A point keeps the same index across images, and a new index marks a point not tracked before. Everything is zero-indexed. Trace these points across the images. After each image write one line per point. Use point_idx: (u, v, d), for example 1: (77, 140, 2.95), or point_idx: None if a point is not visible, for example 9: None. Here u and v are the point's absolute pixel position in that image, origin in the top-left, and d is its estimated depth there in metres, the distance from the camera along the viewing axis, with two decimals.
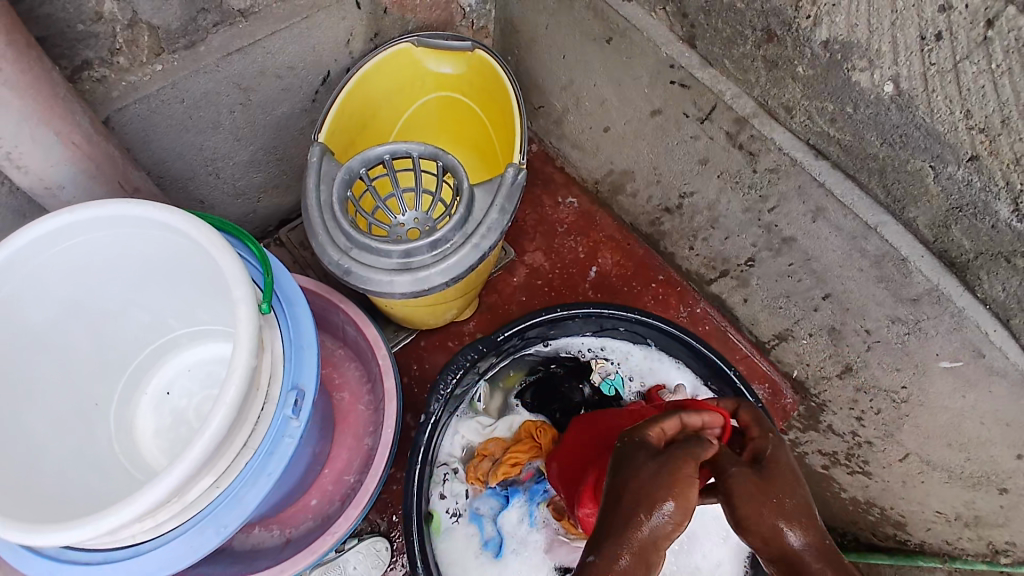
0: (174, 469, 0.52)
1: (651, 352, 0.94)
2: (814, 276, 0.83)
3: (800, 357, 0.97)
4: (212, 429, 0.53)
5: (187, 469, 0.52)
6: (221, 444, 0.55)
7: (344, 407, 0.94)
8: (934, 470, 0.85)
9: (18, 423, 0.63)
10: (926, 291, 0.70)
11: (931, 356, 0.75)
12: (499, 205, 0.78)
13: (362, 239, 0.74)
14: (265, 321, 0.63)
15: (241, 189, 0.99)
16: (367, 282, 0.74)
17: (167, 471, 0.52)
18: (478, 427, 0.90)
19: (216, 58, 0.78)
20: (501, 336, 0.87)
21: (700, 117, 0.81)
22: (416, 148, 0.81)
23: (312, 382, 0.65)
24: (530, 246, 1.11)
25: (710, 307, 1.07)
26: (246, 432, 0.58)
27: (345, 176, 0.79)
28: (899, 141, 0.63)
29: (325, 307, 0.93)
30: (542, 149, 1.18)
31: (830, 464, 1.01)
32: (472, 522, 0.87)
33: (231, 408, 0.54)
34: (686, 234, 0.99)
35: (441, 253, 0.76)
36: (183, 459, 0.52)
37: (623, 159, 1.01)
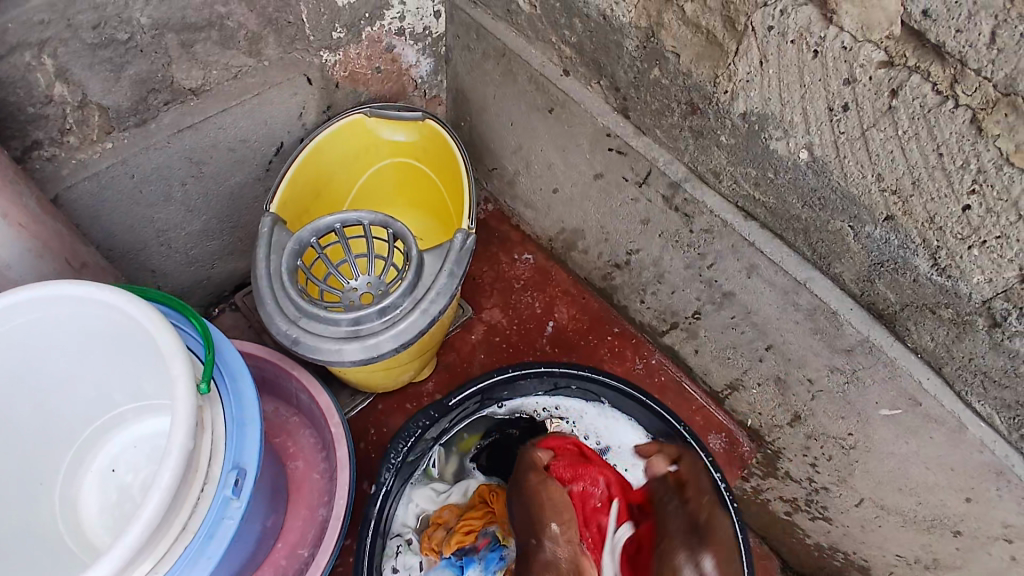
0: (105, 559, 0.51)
1: (605, 410, 0.94)
2: (756, 329, 0.86)
3: (752, 406, 0.99)
4: (145, 514, 0.52)
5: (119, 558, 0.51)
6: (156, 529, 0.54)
7: (298, 476, 0.93)
8: (889, 513, 0.87)
9: None
10: (859, 342, 0.73)
11: (871, 404, 0.78)
12: (448, 269, 0.80)
13: (310, 308, 0.75)
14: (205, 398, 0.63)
15: (195, 258, 0.99)
16: (316, 351, 0.75)
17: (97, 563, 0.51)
18: (432, 495, 0.89)
19: (167, 134, 0.80)
20: (452, 401, 0.89)
21: (638, 180, 0.85)
22: (366, 216, 0.83)
23: (254, 460, 0.64)
24: (487, 304, 1.13)
25: (665, 358, 1.09)
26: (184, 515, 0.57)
27: (295, 246, 0.80)
28: (818, 203, 0.67)
29: (279, 374, 0.93)
30: (497, 208, 1.22)
31: (792, 510, 1.02)
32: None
33: (165, 491, 0.53)
34: (637, 288, 1.02)
35: (390, 320, 0.77)
36: (115, 547, 0.51)
37: (573, 218, 1.04)
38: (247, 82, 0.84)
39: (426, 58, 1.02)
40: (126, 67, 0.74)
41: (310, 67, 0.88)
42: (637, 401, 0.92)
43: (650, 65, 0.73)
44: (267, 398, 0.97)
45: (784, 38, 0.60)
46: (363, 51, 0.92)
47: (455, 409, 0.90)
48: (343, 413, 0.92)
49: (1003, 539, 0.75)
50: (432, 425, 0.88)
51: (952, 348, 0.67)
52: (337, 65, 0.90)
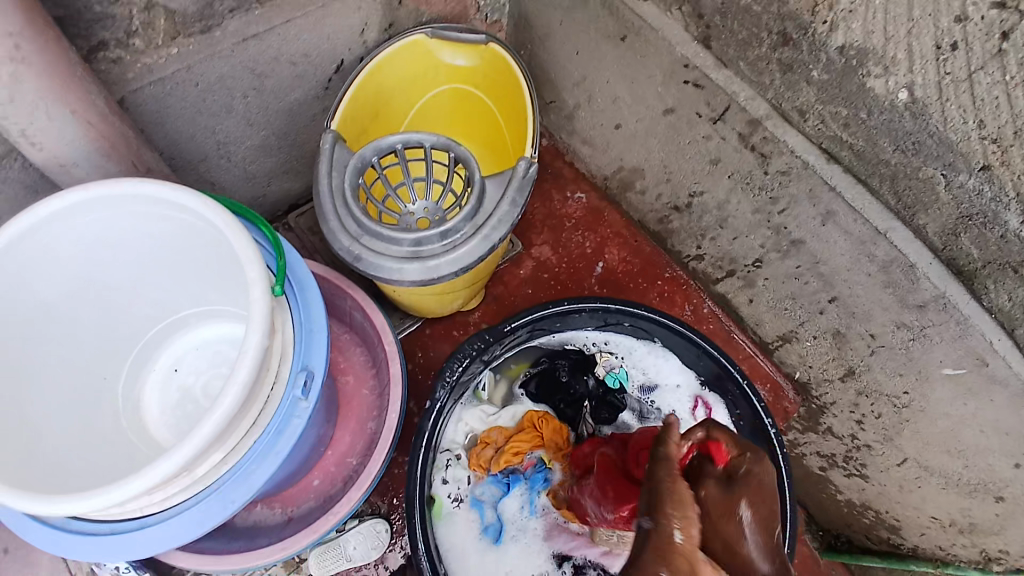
0: (184, 444, 0.53)
1: (655, 349, 0.95)
2: (822, 279, 0.83)
3: (803, 359, 0.98)
4: (225, 404, 0.53)
5: (200, 443, 0.53)
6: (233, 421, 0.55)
7: (349, 391, 0.95)
8: (931, 475, 0.86)
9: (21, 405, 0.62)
10: (933, 298, 0.70)
11: (934, 363, 0.76)
12: (510, 197, 0.78)
13: (373, 226, 0.75)
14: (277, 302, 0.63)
15: (253, 173, 0.99)
16: (376, 270, 0.75)
17: (179, 447, 0.53)
18: (481, 415, 0.91)
19: (232, 44, 0.78)
20: (507, 326, 0.88)
21: (712, 117, 0.81)
22: (428, 138, 0.81)
23: (322, 365, 0.66)
24: (537, 240, 1.11)
25: (716, 306, 1.07)
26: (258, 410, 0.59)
27: (357, 163, 0.79)
28: (911, 148, 0.63)
29: (332, 291, 0.94)
30: (552, 143, 1.18)
31: (828, 466, 1.02)
32: (472, 508, 0.88)
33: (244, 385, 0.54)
34: (695, 233, 1.00)
35: (452, 243, 0.76)
36: (195, 434, 0.53)
37: (634, 156, 1.01)
38: None
39: None
40: None
41: None
42: (693, 343, 0.90)
43: None
44: None
45: None
46: None
47: (509, 335, 0.89)
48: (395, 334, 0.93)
49: None
50: (487, 348, 0.88)
51: None
52: None
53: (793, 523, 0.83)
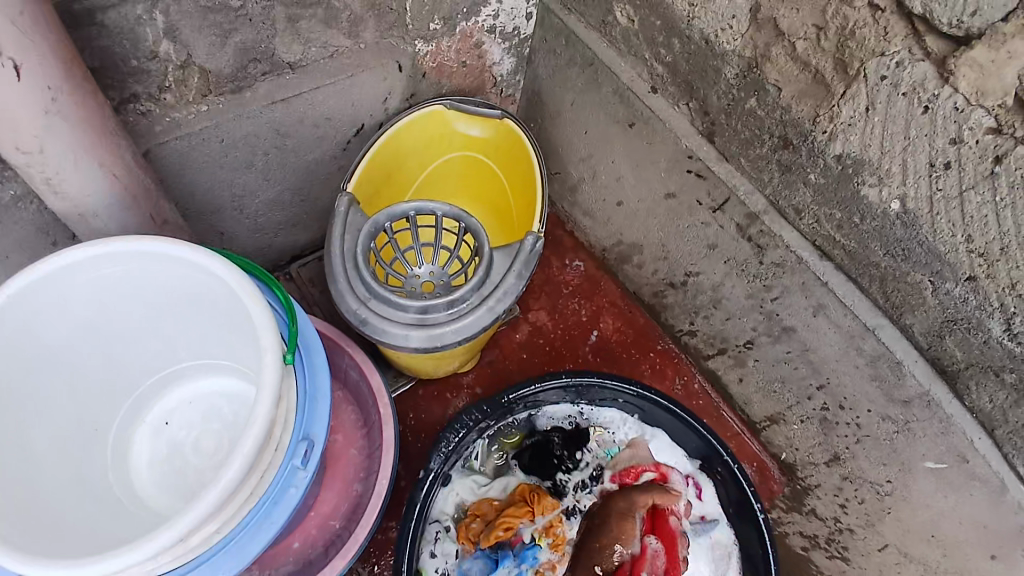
0: (184, 515, 0.53)
1: (643, 425, 0.96)
2: (811, 366, 0.86)
3: (789, 441, 1.00)
4: (228, 476, 0.54)
5: (200, 514, 0.53)
6: (234, 492, 0.56)
7: (337, 450, 0.92)
8: (910, 562, 0.87)
9: (17, 458, 0.61)
10: (918, 395, 0.74)
11: (917, 456, 0.78)
12: (516, 271, 0.80)
13: (382, 291, 0.76)
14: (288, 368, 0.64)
15: (262, 226, 1.01)
16: (382, 334, 0.76)
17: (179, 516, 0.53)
18: (472, 486, 0.92)
19: (261, 104, 0.82)
20: (505, 398, 0.91)
21: (713, 206, 0.85)
22: (441, 208, 0.84)
23: (323, 434, 0.66)
24: (535, 305, 1.14)
25: (705, 383, 1.10)
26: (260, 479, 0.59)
27: (370, 229, 0.81)
28: (901, 254, 0.67)
29: (330, 350, 0.94)
30: (554, 212, 1.22)
31: (810, 547, 1.00)
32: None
33: (248, 457, 0.55)
34: (689, 310, 1.03)
35: (457, 312, 0.78)
36: (198, 504, 0.53)
37: (633, 232, 1.05)
38: (343, 63, 0.84)
39: (509, 58, 1.02)
40: (233, 34, 0.75)
41: (403, 55, 0.89)
42: (682, 421, 0.92)
43: (747, 94, 0.73)
44: None
45: (895, 90, 0.61)
46: (454, 45, 0.93)
47: (507, 407, 0.91)
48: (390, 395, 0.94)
49: None
50: (484, 420, 0.90)
51: (1009, 413, 0.67)
52: (428, 55, 0.92)
53: None
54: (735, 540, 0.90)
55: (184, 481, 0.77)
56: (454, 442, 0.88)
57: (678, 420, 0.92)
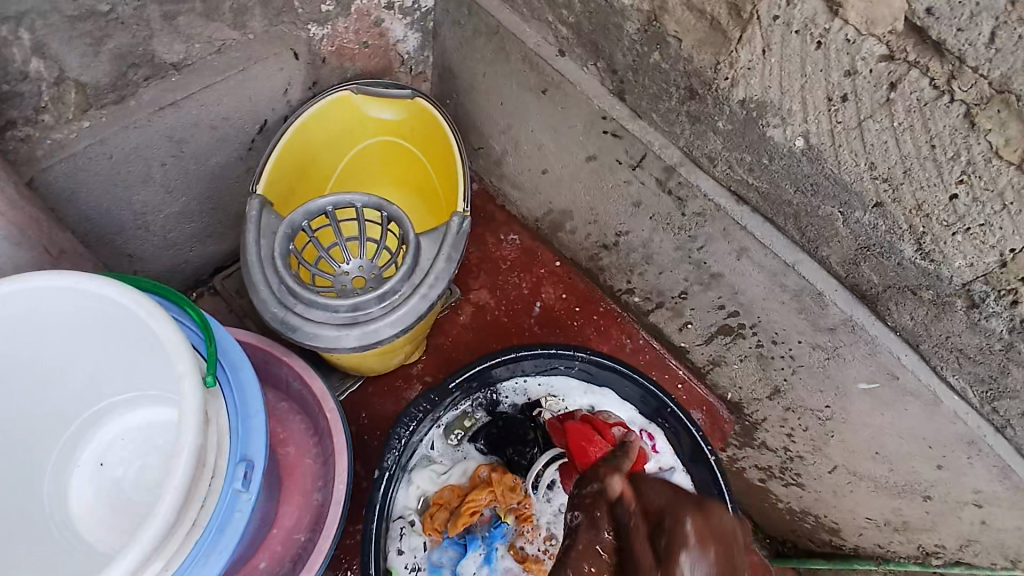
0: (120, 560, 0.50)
1: (592, 389, 0.98)
2: (742, 308, 0.89)
3: (733, 381, 1.03)
4: (162, 512, 0.51)
5: (137, 557, 0.50)
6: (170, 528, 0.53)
7: (291, 462, 0.91)
8: (860, 479, 0.95)
9: None
10: (842, 321, 0.77)
11: (849, 379, 0.83)
12: (445, 254, 0.78)
13: (308, 294, 0.73)
14: (211, 391, 0.61)
15: (174, 240, 0.97)
16: (315, 338, 0.73)
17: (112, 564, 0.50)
18: (434, 476, 0.92)
19: (148, 112, 0.77)
20: (452, 384, 0.91)
21: (632, 163, 0.86)
22: (360, 199, 0.81)
23: (260, 453, 0.64)
24: (474, 284, 1.13)
25: (651, 338, 1.12)
26: (197, 509, 0.56)
27: (288, 230, 0.78)
28: (811, 189, 0.69)
29: (267, 360, 0.92)
30: (482, 188, 1.21)
31: (767, 478, 1.12)
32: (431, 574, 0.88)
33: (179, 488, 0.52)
34: (624, 269, 1.04)
35: (390, 305, 0.75)
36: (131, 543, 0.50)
37: (562, 199, 1.05)
38: (231, 57, 0.81)
39: (414, 33, 0.99)
40: (106, 41, 0.71)
41: (298, 41, 0.86)
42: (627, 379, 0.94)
43: (650, 49, 0.73)
44: None
45: (788, 28, 0.61)
46: (351, 25, 0.90)
47: (456, 391, 0.91)
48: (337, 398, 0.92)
49: (973, 503, 0.81)
50: (433, 407, 0.90)
51: (930, 326, 0.70)
52: (325, 39, 0.88)
53: None
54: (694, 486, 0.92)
55: (126, 520, 0.73)
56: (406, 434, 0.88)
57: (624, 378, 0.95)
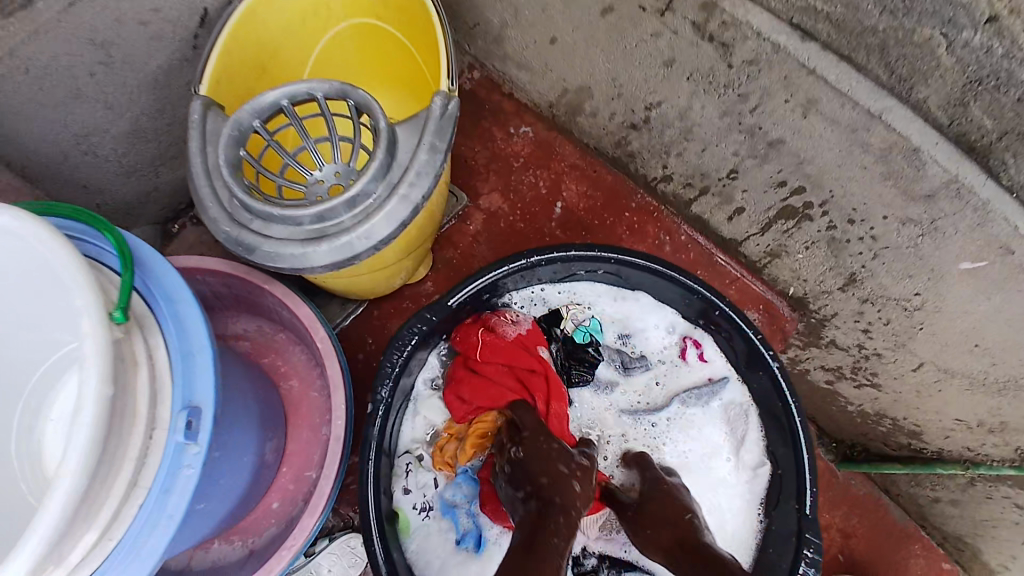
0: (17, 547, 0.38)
1: (620, 292, 0.85)
2: (809, 183, 0.71)
3: (796, 274, 0.88)
4: (66, 483, 0.40)
5: (40, 539, 0.39)
6: (85, 495, 0.42)
7: (295, 396, 0.84)
8: (952, 377, 0.81)
9: None
10: (943, 184, 0.59)
11: (948, 259, 0.66)
12: (427, 143, 0.63)
13: (262, 208, 0.60)
14: (126, 331, 0.48)
15: (131, 166, 0.84)
16: (277, 260, 0.61)
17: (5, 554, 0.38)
18: (440, 405, 0.83)
19: (56, 11, 0.62)
20: (452, 300, 0.77)
21: (660, 8, 0.66)
22: (319, 87, 0.65)
23: (209, 398, 0.53)
24: (483, 188, 0.98)
25: (694, 232, 0.97)
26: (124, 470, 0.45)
27: (232, 130, 0.65)
28: (903, 6, 0.52)
29: (251, 290, 0.81)
30: (485, 75, 1.02)
31: (835, 379, 0.99)
32: (444, 514, 0.80)
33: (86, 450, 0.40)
34: (658, 151, 0.87)
35: (363, 213, 0.61)
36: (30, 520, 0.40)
37: (578, 73, 0.86)
38: None
39: None
40: None
41: None
42: (664, 279, 0.80)
43: None
44: (249, 316, 0.87)
45: None
46: None
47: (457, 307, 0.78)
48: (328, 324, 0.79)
49: None
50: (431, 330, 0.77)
51: None
52: None
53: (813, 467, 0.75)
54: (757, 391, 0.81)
55: None
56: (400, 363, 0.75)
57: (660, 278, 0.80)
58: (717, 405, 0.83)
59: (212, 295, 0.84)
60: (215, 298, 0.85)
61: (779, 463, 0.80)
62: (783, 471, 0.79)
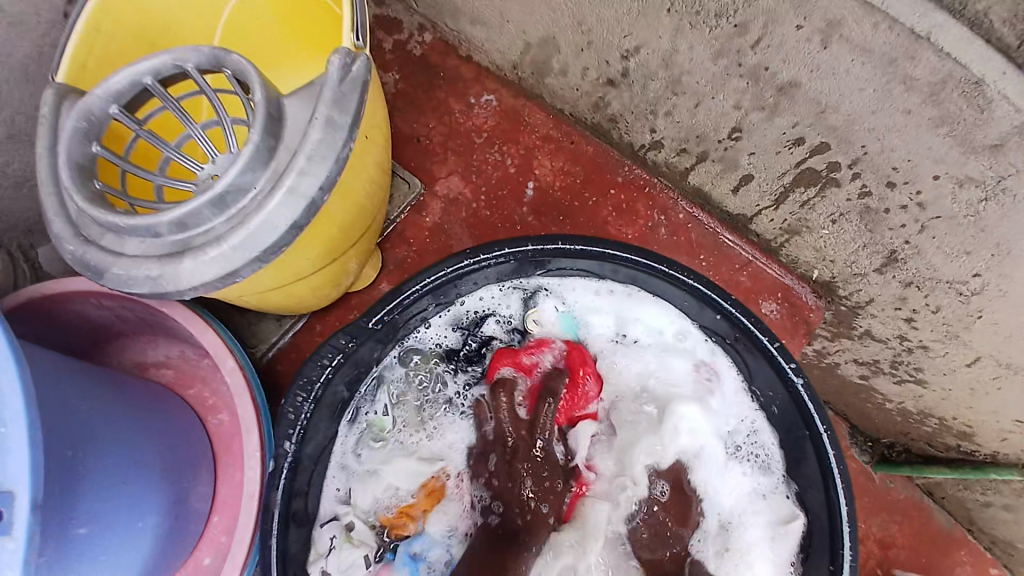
0: None
1: (612, 289, 0.66)
2: (834, 136, 0.54)
3: (820, 254, 0.72)
4: None
5: None
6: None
7: (226, 433, 0.72)
8: (1015, 374, 0.64)
9: None
10: (1017, 130, 0.43)
11: (1021, 230, 0.50)
12: (321, 117, 0.47)
13: (108, 217, 0.46)
14: None
15: (18, 176, 0.70)
16: (135, 283, 0.47)
17: None
18: (411, 472, 0.66)
19: None
20: (373, 322, 0.59)
21: None
22: (182, 54, 0.49)
23: (25, 482, 0.40)
24: (441, 171, 0.83)
25: (693, 207, 0.80)
26: None
27: (78, 122, 0.49)
28: None
29: (152, 313, 0.67)
30: (438, 36, 0.86)
31: (871, 374, 0.81)
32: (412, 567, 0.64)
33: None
34: (642, 112, 0.70)
35: (238, 218, 0.46)
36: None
37: (538, 22, 0.70)
38: None
39: None
40: None
41: None
42: (653, 276, 0.61)
43: None
44: (165, 341, 0.74)
45: None
46: None
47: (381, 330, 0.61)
48: (244, 351, 0.67)
49: None
50: (356, 354, 0.61)
51: None
52: None
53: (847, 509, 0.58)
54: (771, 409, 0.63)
55: None
56: (307, 404, 0.59)
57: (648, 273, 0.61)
58: (722, 435, 0.67)
59: (122, 322, 0.70)
60: (122, 324, 0.71)
61: (809, 509, 0.61)
62: (813, 513, 0.61)
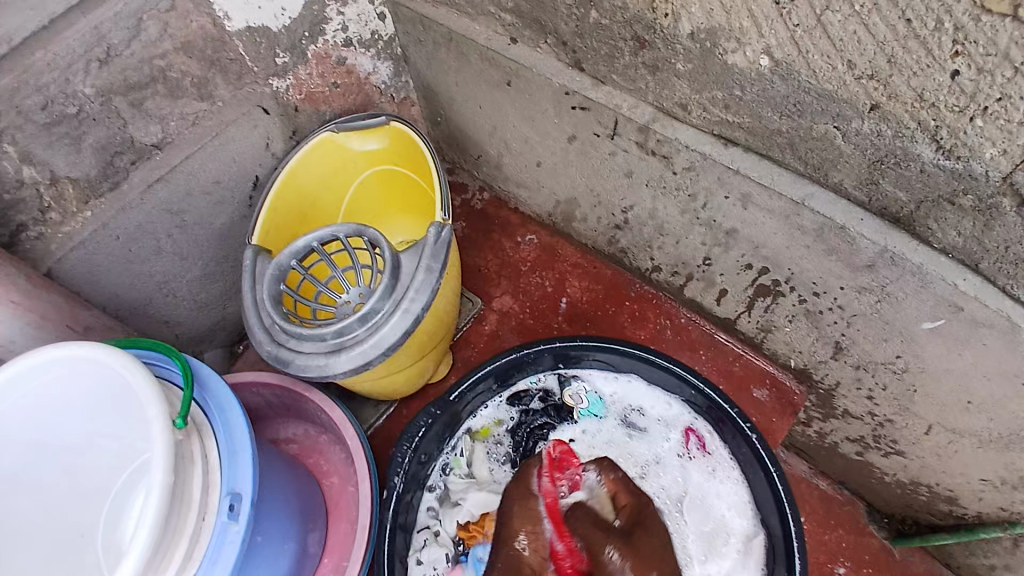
0: None
1: (620, 377, 0.90)
2: (769, 262, 0.79)
3: (790, 346, 0.91)
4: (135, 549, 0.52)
5: None
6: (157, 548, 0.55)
7: (336, 492, 0.94)
8: (962, 437, 0.80)
9: None
10: (878, 254, 0.65)
11: (911, 320, 0.70)
12: (425, 265, 0.76)
13: (294, 329, 0.73)
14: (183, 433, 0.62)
15: (205, 303, 1.01)
16: (307, 370, 0.73)
17: None
18: (486, 499, 0.86)
19: (139, 191, 0.83)
20: (453, 395, 0.85)
21: (609, 133, 0.80)
22: (340, 229, 0.79)
23: (249, 485, 0.65)
24: (497, 292, 1.10)
25: (692, 313, 1.03)
26: (182, 547, 0.58)
27: (275, 271, 0.78)
28: (795, 109, 0.61)
29: (294, 398, 0.94)
30: (493, 195, 1.17)
31: (863, 450, 0.98)
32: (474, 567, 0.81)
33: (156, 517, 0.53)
34: (643, 246, 0.96)
35: (374, 326, 0.73)
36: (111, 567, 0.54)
37: (563, 187, 1.00)
38: (205, 126, 0.85)
39: (383, 62, 1.01)
40: (85, 137, 0.76)
41: (263, 97, 0.90)
42: (646, 362, 0.87)
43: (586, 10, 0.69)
44: (294, 423, 1.01)
45: None
46: (315, 70, 0.93)
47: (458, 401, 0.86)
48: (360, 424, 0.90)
49: None
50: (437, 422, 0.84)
51: (983, 240, 0.59)
52: (290, 89, 0.92)
53: (800, 535, 0.73)
54: (738, 466, 0.82)
55: None
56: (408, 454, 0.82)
57: (645, 360, 0.87)
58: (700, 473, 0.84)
59: (267, 406, 0.98)
60: (267, 408, 0.99)
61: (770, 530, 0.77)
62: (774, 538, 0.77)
